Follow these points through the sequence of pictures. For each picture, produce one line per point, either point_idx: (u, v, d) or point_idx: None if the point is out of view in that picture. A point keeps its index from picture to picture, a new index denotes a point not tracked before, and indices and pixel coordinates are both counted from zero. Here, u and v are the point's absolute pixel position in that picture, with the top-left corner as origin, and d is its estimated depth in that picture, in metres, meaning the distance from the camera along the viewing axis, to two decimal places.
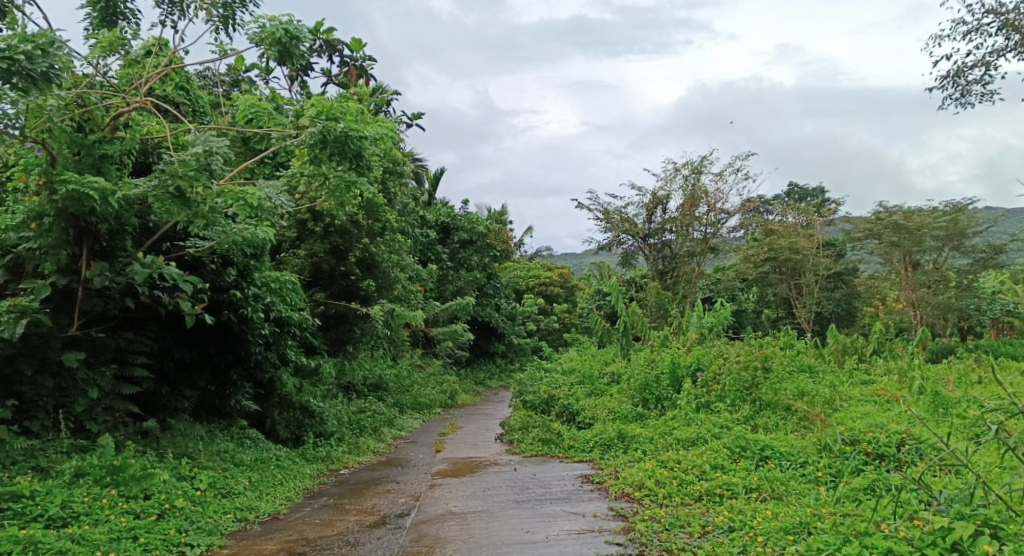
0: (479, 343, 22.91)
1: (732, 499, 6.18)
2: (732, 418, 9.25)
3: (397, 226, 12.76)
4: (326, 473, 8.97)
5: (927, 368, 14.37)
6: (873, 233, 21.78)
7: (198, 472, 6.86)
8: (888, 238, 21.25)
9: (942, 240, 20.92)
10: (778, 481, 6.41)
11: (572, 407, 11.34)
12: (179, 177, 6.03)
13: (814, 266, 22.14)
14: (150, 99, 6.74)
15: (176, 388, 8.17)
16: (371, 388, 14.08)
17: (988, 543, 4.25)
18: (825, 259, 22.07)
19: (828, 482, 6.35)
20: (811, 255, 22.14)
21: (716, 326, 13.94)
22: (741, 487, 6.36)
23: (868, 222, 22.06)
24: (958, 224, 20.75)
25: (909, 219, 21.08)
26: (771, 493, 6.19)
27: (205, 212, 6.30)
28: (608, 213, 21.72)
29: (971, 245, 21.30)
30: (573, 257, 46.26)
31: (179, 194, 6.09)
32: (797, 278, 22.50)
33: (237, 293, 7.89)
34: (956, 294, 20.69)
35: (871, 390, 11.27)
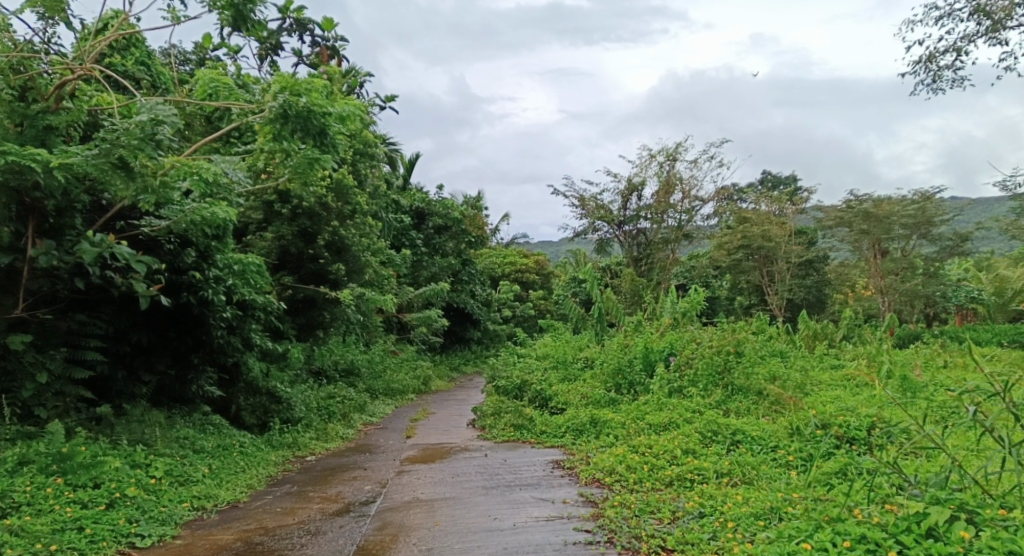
0: (453, 330, 22.70)
1: (702, 484, 6.05)
2: (704, 403, 9.15)
3: (368, 209, 12.48)
4: (292, 460, 8.73)
5: (895, 353, 14.43)
6: (844, 221, 21.82)
7: (154, 460, 6.61)
8: (858, 226, 21.34)
9: (910, 228, 21.06)
10: (751, 465, 6.28)
11: (545, 393, 11.18)
12: (124, 147, 5.73)
13: (786, 254, 22.05)
14: (97, 66, 6.42)
15: (133, 372, 7.90)
16: (342, 374, 13.83)
17: (964, 529, 4.17)
18: (798, 247, 21.95)
19: (800, 466, 6.22)
20: (784, 242, 22.03)
21: (689, 311, 13.84)
22: (712, 471, 6.22)
23: (838, 210, 22.07)
24: (926, 212, 20.85)
25: (879, 207, 21.13)
26: (742, 477, 6.07)
27: (155, 187, 6.05)
28: (583, 199, 21.58)
29: (939, 233, 21.43)
30: (549, 246, 46.03)
31: (123, 165, 5.80)
32: (770, 266, 22.50)
33: (197, 275, 7.63)
34: (923, 281, 20.98)
35: (841, 375, 11.25)
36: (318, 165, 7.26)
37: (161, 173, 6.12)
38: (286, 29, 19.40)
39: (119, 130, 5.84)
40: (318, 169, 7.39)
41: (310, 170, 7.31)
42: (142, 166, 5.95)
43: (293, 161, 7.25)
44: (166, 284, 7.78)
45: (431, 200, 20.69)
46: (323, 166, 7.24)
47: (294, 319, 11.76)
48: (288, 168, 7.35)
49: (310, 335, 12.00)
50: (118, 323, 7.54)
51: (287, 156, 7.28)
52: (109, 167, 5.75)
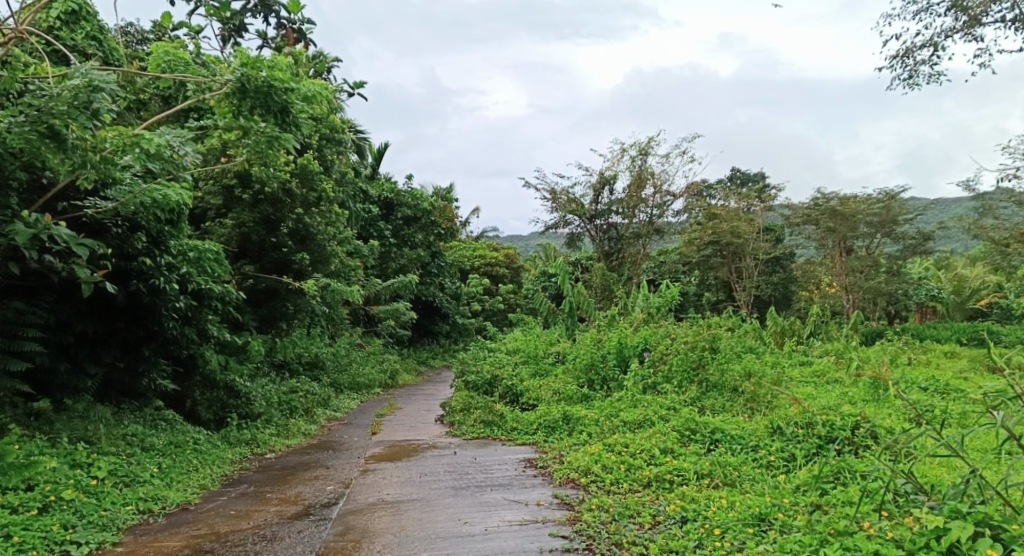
0: (422, 323, 22.28)
1: (682, 486, 5.72)
2: (680, 400, 8.85)
3: (335, 196, 11.98)
4: (249, 458, 8.28)
5: (864, 350, 14.33)
6: (811, 219, 21.69)
7: (97, 459, 6.17)
8: (825, 224, 21.29)
9: (875, 226, 21.09)
10: (731, 464, 5.98)
11: (516, 388, 10.83)
12: (53, 116, 5.29)
13: (754, 251, 21.80)
14: (29, 31, 5.98)
15: (78, 365, 7.43)
16: (307, 367, 13.36)
17: (992, 547, 3.88)
18: (765, 244, 21.69)
19: (782, 467, 5.90)
20: (752, 239, 21.75)
21: (663, 306, 13.56)
22: (692, 473, 5.88)
23: (806, 208, 21.95)
24: (891, 211, 20.88)
25: (846, 205, 21.08)
26: (723, 479, 5.74)
27: (96, 162, 5.59)
28: (554, 192, 21.25)
29: (903, 232, 21.49)
30: (519, 240, 45.62)
31: (54, 134, 5.34)
32: (737, 262, 22.31)
33: (146, 262, 7.16)
34: (886, 279, 21.14)
35: (811, 371, 11.09)
36: (280, 144, 6.85)
37: (101, 148, 5.69)
38: (250, 11, 18.80)
39: (50, 95, 5.39)
40: (279, 150, 6.95)
41: (271, 150, 6.89)
42: (76, 136, 5.49)
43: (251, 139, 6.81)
44: (113, 271, 7.31)
45: (399, 190, 20.20)
46: (285, 146, 6.81)
47: (256, 310, 11.25)
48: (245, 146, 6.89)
49: (272, 327, 11.53)
50: (60, 312, 7.09)
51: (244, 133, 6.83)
52: (34, 134, 5.30)
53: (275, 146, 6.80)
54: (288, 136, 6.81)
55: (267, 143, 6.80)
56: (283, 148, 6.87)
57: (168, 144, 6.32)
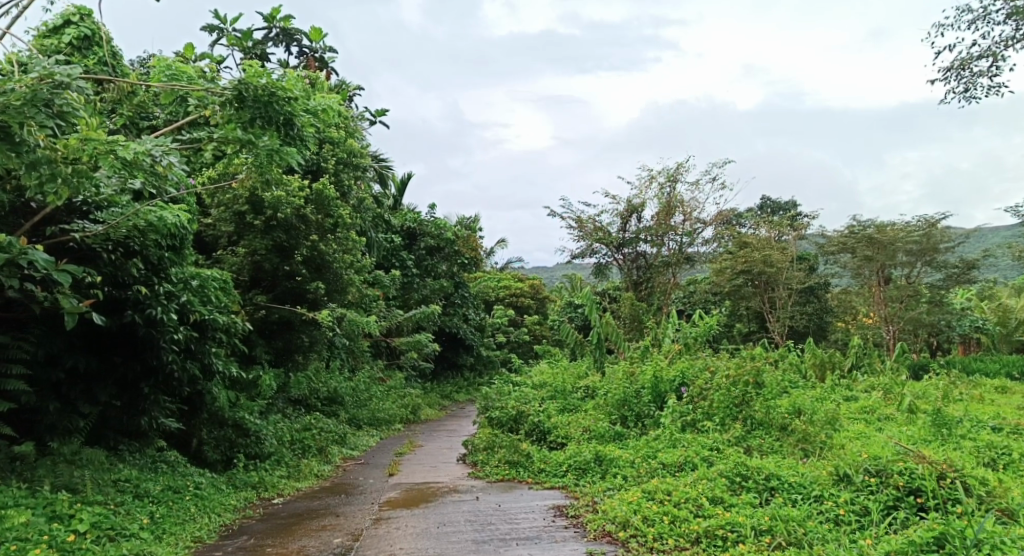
0: (446, 355, 21.62)
1: (739, 544, 4.98)
2: (723, 439, 8.12)
3: (353, 223, 11.42)
4: (255, 504, 7.63)
5: (912, 384, 13.44)
6: (847, 247, 20.93)
7: (79, 510, 5.61)
8: (862, 252, 20.48)
9: (914, 255, 20.27)
10: (795, 520, 5.21)
11: (544, 425, 10.12)
12: (5, 113, 4.73)
13: (787, 281, 20.95)
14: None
15: (71, 404, 6.88)
16: (324, 403, 12.76)
17: None
18: (799, 273, 20.88)
19: (855, 525, 5.13)
20: (785, 268, 20.92)
21: (702, 336, 12.79)
22: (750, 528, 5.13)
23: (840, 236, 21.21)
24: (931, 238, 20.03)
25: (883, 232, 20.28)
26: (788, 537, 5.00)
27: (68, 174, 5.10)
28: (581, 221, 20.60)
29: (944, 260, 20.59)
30: (544, 272, 44.98)
31: (6, 135, 4.78)
32: (770, 292, 21.46)
33: (142, 290, 6.58)
34: (928, 310, 20.06)
35: (859, 407, 10.29)
36: (282, 159, 6.15)
37: (77, 160, 5.21)
38: (273, 40, 18.57)
39: (2, 90, 4.82)
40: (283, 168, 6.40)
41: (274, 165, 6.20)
42: (42, 143, 4.98)
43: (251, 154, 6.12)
44: (106, 300, 6.73)
45: (422, 220, 19.68)
46: (287, 160, 6.12)
47: (270, 343, 10.67)
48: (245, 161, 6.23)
49: (288, 360, 10.94)
50: (49, 345, 6.54)
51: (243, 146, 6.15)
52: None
53: (276, 160, 6.09)
54: (291, 149, 6.13)
55: (268, 158, 6.11)
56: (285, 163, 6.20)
57: (149, 153, 5.60)
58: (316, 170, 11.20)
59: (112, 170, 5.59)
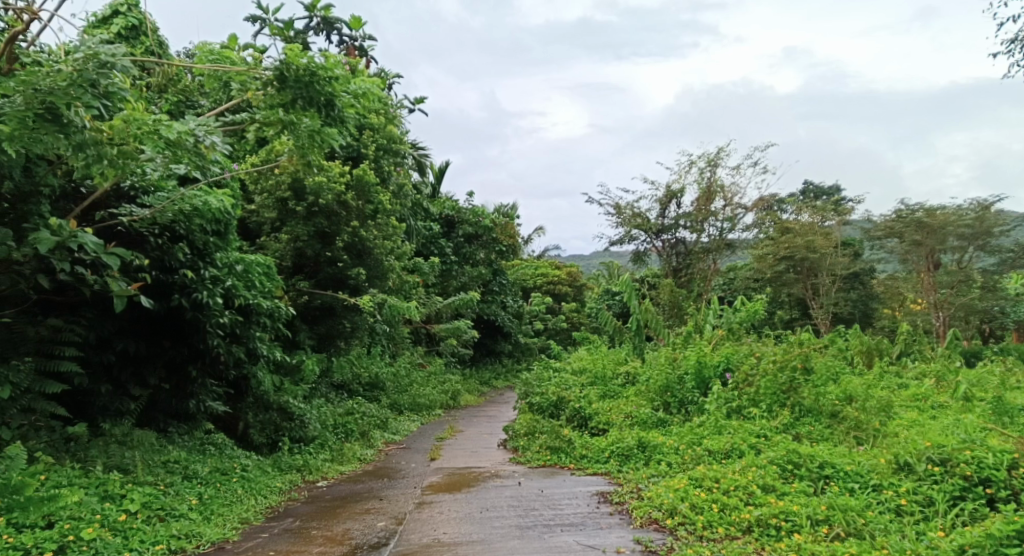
0: (484, 342, 21.63)
1: (795, 534, 4.89)
2: (770, 427, 8.06)
3: (393, 209, 11.42)
4: (300, 487, 7.69)
5: (965, 371, 13.11)
6: (894, 232, 20.52)
7: (130, 490, 5.70)
8: (910, 237, 19.97)
9: (967, 239, 19.77)
10: (853, 509, 5.09)
11: (585, 411, 10.05)
12: (52, 94, 4.78)
13: (831, 266, 20.56)
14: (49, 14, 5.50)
15: (121, 387, 6.99)
16: (366, 388, 12.84)
17: None
18: (844, 259, 20.50)
19: (917, 516, 4.99)
20: (830, 254, 20.54)
21: (746, 322, 12.59)
22: (806, 518, 5.03)
23: (887, 220, 20.68)
24: (984, 222, 19.48)
25: (933, 216, 19.78)
26: (846, 528, 4.90)
27: (112, 158, 5.19)
28: (619, 207, 20.41)
29: (996, 245, 20.03)
30: (580, 259, 44.73)
31: (54, 117, 4.83)
32: (812, 278, 20.95)
33: (189, 274, 6.63)
34: (980, 295, 19.53)
35: (910, 394, 10.07)
36: (325, 142, 6.24)
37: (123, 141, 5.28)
38: (312, 28, 18.64)
39: (50, 71, 4.89)
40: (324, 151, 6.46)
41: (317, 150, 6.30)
42: (88, 125, 5.01)
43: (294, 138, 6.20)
44: (153, 284, 6.80)
45: (461, 207, 19.66)
46: (330, 144, 6.21)
47: (312, 328, 10.75)
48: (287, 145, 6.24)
49: (330, 345, 11.01)
50: (100, 329, 6.63)
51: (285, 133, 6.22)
52: (31, 116, 4.79)
53: (320, 143, 6.18)
54: (333, 132, 6.21)
55: (310, 140, 6.19)
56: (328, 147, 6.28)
57: (195, 136, 5.61)
58: (356, 157, 11.21)
59: (160, 153, 5.63)
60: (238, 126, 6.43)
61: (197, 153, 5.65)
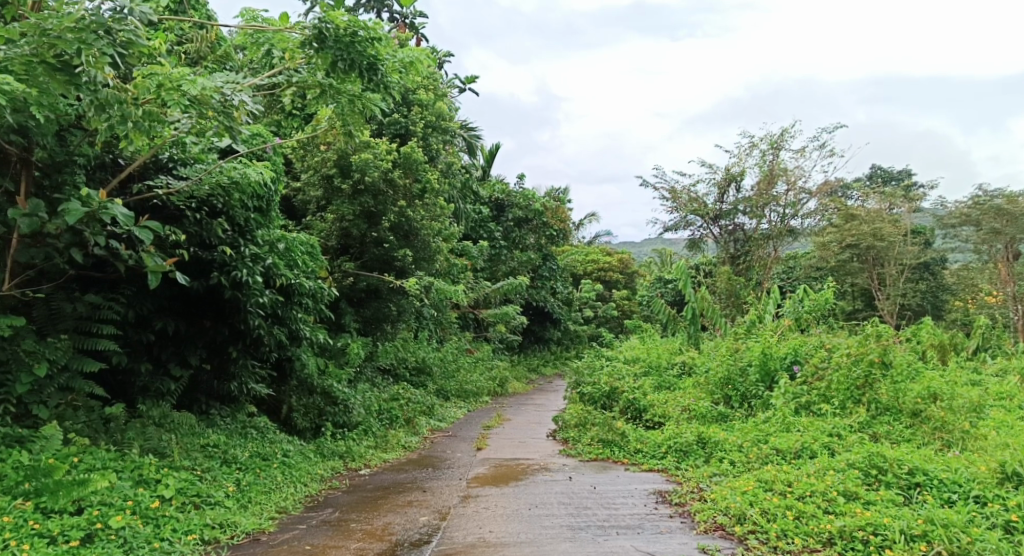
0: (533, 329, 21.22)
1: (889, 552, 4.55)
2: (844, 425, 7.68)
3: (442, 189, 11.04)
4: (342, 475, 7.40)
5: None
6: (969, 220, 19.56)
7: (167, 475, 5.42)
8: (988, 225, 19.03)
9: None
10: (955, 525, 4.70)
11: (639, 403, 9.57)
12: (59, 40, 4.46)
13: (899, 255, 19.69)
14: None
15: (162, 367, 6.74)
16: (413, 373, 12.55)
17: None
18: (913, 248, 19.60)
19: None
20: (897, 243, 19.64)
21: (814, 311, 11.95)
22: (900, 533, 4.68)
23: (962, 208, 19.79)
24: None
25: (1012, 204, 18.74)
26: (948, 546, 4.53)
27: (139, 118, 4.96)
28: (674, 192, 19.75)
29: None
30: (633, 246, 44.07)
31: (63, 65, 4.57)
32: (879, 268, 20.16)
33: (228, 251, 6.31)
34: None
35: (994, 393, 9.45)
36: (367, 108, 5.99)
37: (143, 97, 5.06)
38: (364, 7, 18.34)
39: (58, 13, 4.54)
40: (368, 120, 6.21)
41: (358, 118, 6.09)
42: (110, 83, 4.85)
43: (334, 104, 5.96)
44: (192, 262, 6.51)
45: (511, 191, 19.23)
46: (373, 112, 5.98)
47: (357, 311, 10.46)
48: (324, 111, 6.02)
49: (376, 329, 10.72)
50: (139, 306, 6.38)
51: (324, 97, 5.98)
52: (39, 64, 4.53)
53: (362, 110, 5.94)
54: (376, 97, 5.88)
55: (351, 106, 5.94)
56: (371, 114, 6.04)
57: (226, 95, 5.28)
58: (403, 134, 10.85)
59: (192, 117, 5.34)
60: (273, 89, 6.08)
61: (224, 112, 5.28)
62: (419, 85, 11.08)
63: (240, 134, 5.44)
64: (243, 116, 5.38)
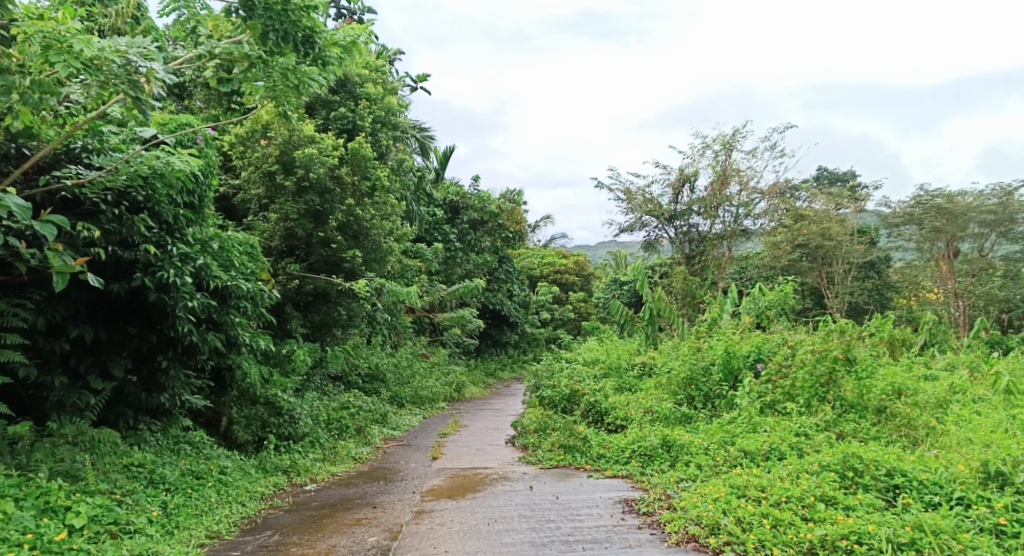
0: (489, 332, 20.78)
1: None
2: (811, 424, 7.40)
3: (392, 186, 10.53)
4: (286, 491, 6.87)
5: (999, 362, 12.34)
6: (913, 218, 19.66)
7: (78, 502, 4.84)
8: (930, 223, 19.18)
9: (989, 226, 18.67)
10: (944, 531, 4.42)
11: (601, 406, 9.18)
12: None
13: (846, 254, 19.80)
14: None
15: (80, 379, 6.13)
16: (365, 380, 12.00)
17: None
18: (860, 246, 19.66)
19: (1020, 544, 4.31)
20: (845, 241, 19.67)
21: (775, 308, 11.71)
22: (886, 542, 4.37)
23: (906, 206, 19.92)
24: (1009, 207, 18.35)
25: (953, 202, 18.88)
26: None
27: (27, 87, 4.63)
28: (629, 192, 19.46)
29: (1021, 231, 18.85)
30: (587, 248, 43.88)
31: None
32: (827, 267, 20.34)
33: (151, 251, 5.76)
34: (1002, 284, 18.70)
35: (950, 388, 9.34)
36: (302, 84, 5.52)
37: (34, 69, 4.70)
38: None
39: None
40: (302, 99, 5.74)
41: (292, 94, 5.55)
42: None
43: (264, 79, 5.44)
44: (111, 262, 5.92)
45: (466, 193, 18.75)
46: (310, 88, 5.49)
47: (304, 316, 9.89)
48: (252, 86, 5.48)
49: (324, 334, 10.15)
50: (51, 313, 5.77)
51: (252, 71, 5.43)
52: None
53: (296, 85, 5.45)
54: (313, 72, 5.51)
55: (284, 81, 5.45)
56: (306, 93, 5.58)
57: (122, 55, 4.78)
58: (350, 130, 10.30)
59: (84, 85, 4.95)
60: (195, 66, 5.55)
61: (128, 79, 4.75)
62: (366, 78, 10.56)
63: (150, 107, 4.89)
64: (154, 87, 4.85)
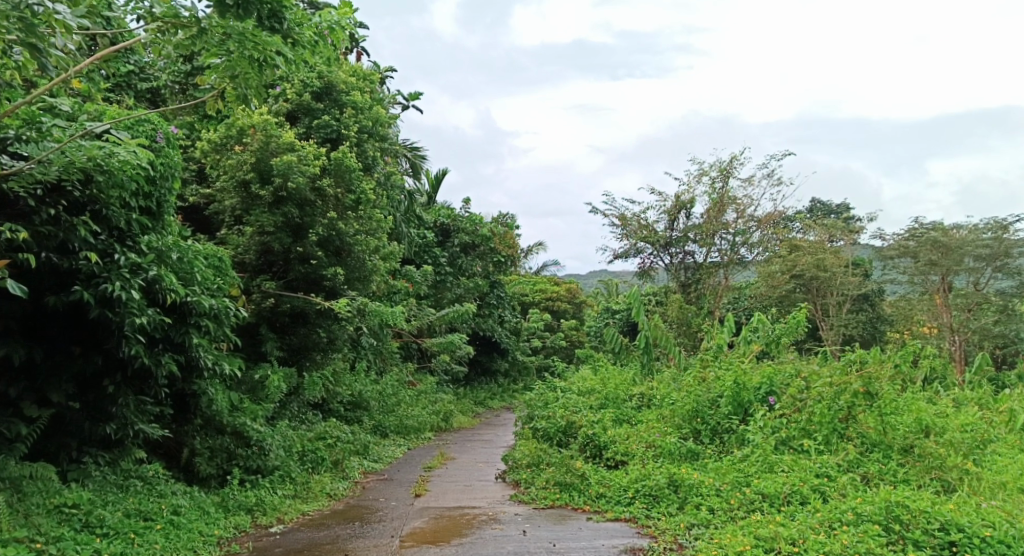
0: (479, 360, 20.03)
1: None
2: (831, 464, 6.70)
3: (378, 201, 9.85)
4: (248, 534, 6.09)
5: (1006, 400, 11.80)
6: (909, 251, 19.06)
7: None
8: (925, 256, 18.50)
9: (984, 260, 18.14)
10: None
11: (599, 439, 8.42)
12: None
13: (842, 286, 19.41)
14: None
15: (13, 406, 5.43)
16: (347, 408, 11.24)
17: None
18: (855, 278, 19.41)
19: None
20: (840, 273, 19.34)
21: (786, 335, 10.98)
22: None
23: (901, 239, 19.33)
24: (1002, 243, 17.96)
25: (949, 235, 18.31)
26: None
27: None
28: (625, 217, 18.80)
29: (1017, 266, 18.28)
30: (580, 277, 43.18)
31: None
32: (821, 299, 19.76)
33: (93, 260, 5.08)
34: (997, 319, 17.91)
35: (967, 423, 8.72)
36: (265, 57, 5.00)
37: None
38: None
39: None
40: (267, 80, 5.25)
41: (254, 72, 5.09)
42: None
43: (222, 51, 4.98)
44: (48, 272, 5.25)
45: (457, 215, 18.06)
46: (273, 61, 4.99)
47: (280, 338, 9.14)
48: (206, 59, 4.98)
49: (302, 358, 9.39)
50: None
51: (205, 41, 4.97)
52: None
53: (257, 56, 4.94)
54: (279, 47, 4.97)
55: (243, 50, 4.95)
56: (270, 69, 5.09)
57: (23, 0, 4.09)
58: (334, 140, 9.63)
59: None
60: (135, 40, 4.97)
61: (24, 24, 4.08)
62: (352, 86, 9.93)
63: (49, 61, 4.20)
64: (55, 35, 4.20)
